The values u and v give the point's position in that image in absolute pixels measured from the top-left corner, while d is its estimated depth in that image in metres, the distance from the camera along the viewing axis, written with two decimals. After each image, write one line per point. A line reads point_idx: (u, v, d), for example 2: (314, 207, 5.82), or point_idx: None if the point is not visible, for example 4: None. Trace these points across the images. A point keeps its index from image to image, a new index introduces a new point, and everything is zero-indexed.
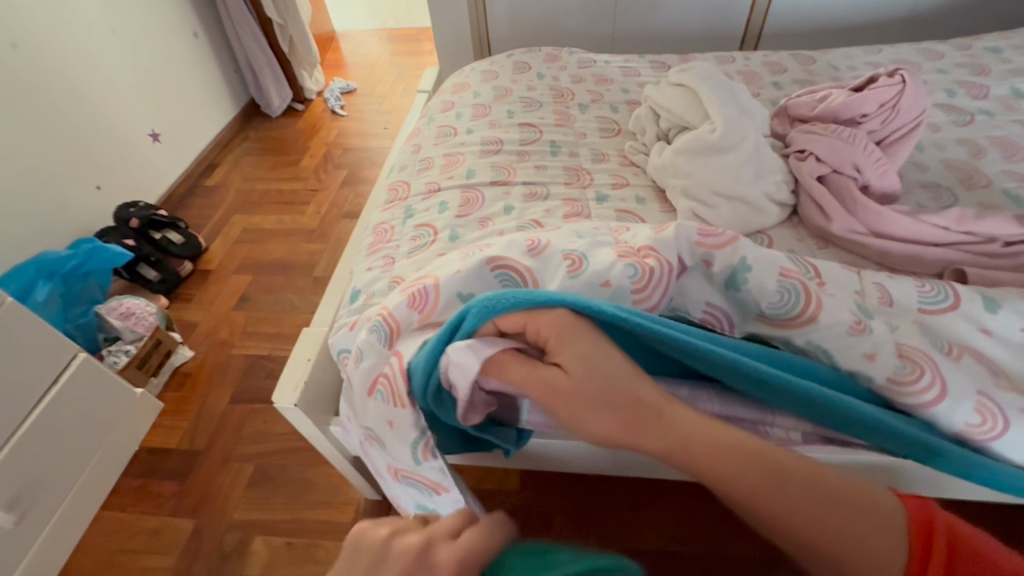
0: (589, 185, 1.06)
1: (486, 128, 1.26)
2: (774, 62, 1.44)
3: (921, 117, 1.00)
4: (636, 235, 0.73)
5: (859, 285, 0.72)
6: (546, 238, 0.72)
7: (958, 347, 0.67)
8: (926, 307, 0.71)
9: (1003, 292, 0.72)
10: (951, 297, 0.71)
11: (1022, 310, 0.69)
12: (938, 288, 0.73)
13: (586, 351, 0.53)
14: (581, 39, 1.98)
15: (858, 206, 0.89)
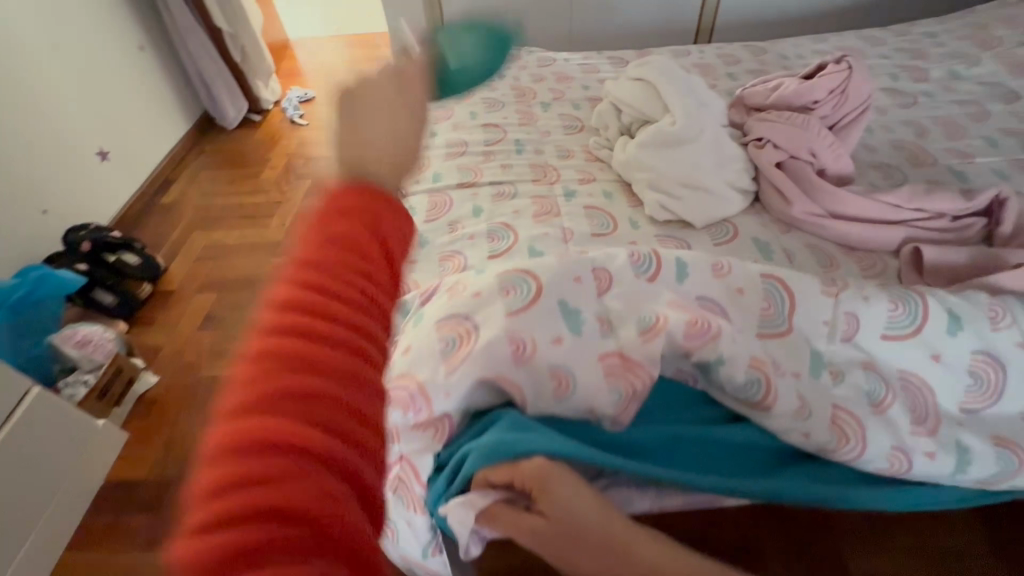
0: (556, 181, 1.07)
1: (449, 131, 1.25)
2: (726, 54, 1.48)
3: (868, 102, 1.04)
4: (624, 321, 0.65)
5: (829, 317, 0.68)
6: (529, 335, 0.60)
7: (899, 375, 0.68)
8: (891, 331, 0.69)
9: (962, 306, 0.71)
10: (922, 316, 0.69)
11: (980, 330, 0.70)
12: (909, 306, 0.70)
13: (570, 499, 0.41)
14: (540, 40, 1.99)
15: (817, 189, 0.91)
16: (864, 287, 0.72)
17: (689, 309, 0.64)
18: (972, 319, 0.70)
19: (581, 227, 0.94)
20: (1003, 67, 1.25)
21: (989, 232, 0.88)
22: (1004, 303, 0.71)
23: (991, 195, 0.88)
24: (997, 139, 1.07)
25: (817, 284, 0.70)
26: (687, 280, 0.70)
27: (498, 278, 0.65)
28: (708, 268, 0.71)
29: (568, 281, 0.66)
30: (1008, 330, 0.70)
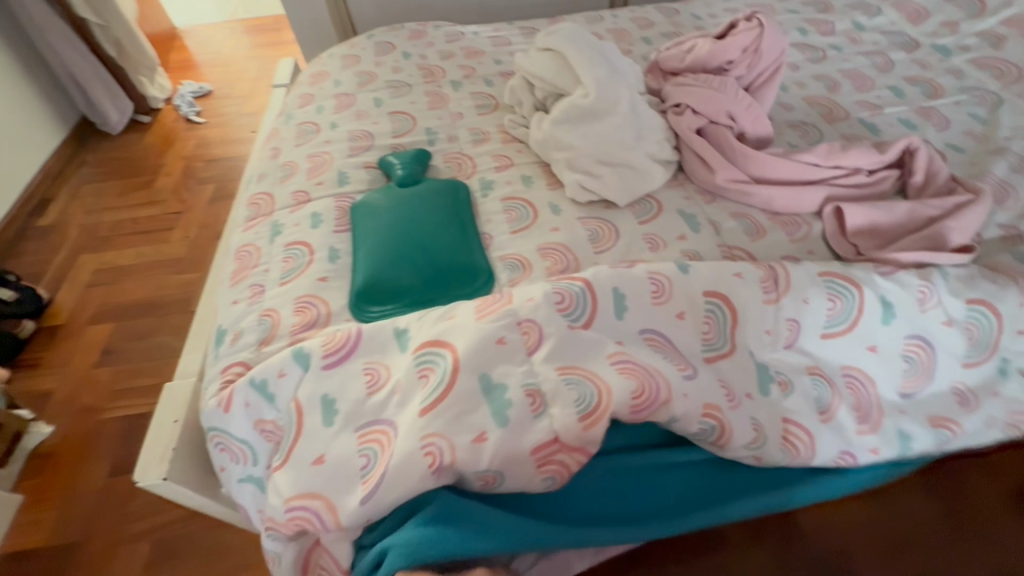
0: (473, 174, 1.00)
1: (352, 120, 1.14)
2: (640, 17, 1.43)
3: (781, 59, 1.01)
4: (557, 393, 0.57)
5: (770, 326, 0.68)
6: (445, 438, 0.54)
7: (843, 372, 0.69)
8: (830, 330, 0.69)
9: (899, 292, 0.70)
10: (857, 311, 0.69)
11: (912, 316, 0.70)
12: (845, 299, 0.69)
13: None
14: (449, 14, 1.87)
15: (737, 155, 0.88)
16: (806, 274, 0.70)
17: (632, 369, 0.58)
18: (905, 304, 0.70)
19: (500, 230, 0.88)
20: (902, 16, 1.27)
21: (902, 183, 0.88)
22: (933, 280, 0.71)
23: (904, 145, 0.87)
24: (901, 88, 1.08)
25: (758, 294, 0.68)
26: (628, 312, 0.65)
27: (413, 362, 0.61)
28: (648, 292, 0.67)
29: (488, 345, 0.59)
30: (936, 311, 0.70)
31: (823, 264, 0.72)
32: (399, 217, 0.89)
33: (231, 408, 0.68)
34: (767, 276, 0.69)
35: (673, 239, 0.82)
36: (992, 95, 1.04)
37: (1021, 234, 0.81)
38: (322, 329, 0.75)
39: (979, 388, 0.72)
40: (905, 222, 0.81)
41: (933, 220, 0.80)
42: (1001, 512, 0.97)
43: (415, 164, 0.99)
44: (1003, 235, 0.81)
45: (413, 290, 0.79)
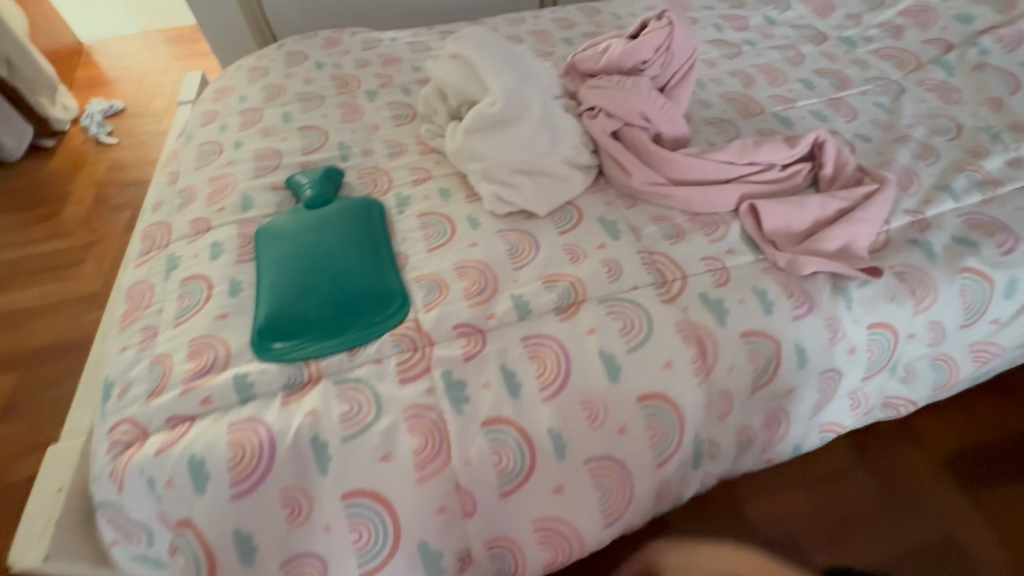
0: (388, 190, 0.95)
1: (258, 138, 1.06)
2: (561, 18, 1.41)
3: (694, 57, 1.02)
4: (479, 550, 0.69)
5: (706, 397, 0.71)
6: None
7: (767, 414, 0.77)
8: (756, 384, 0.74)
9: (812, 335, 0.74)
10: (776, 364, 0.73)
11: (824, 358, 0.75)
12: (765, 362, 0.73)
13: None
14: None
15: (653, 157, 0.87)
16: (734, 336, 0.72)
17: (551, 539, 0.70)
18: (816, 344, 0.74)
19: (416, 249, 0.84)
20: (809, 10, 1.30)
21: (814, 175, 0.89)
22: (837, 314, 0.74)
23: (812, 138, 0.88)
24: (812, 81, 1.11)
25: (689, 378, 0.71)
26: (568, 448, 0.68)
27: (346, 512, 0.64)
28: (582, 419, 0.69)
29: (431, 518, 0.66)
30: (843, 343, 0.75)
31: (750, 321, 0.73)
32: (305, 242, 0.83)
33: (126, 487, 0.64)
34: (697, 355, 0.71)
35: (593, 249, 0.80)
36: (895, 84, 1.07)
37: (928, 220, 0.83)
38: (221, 374, 0.69)
39: (871, 390, 0.82)
40: (818, 216, 0.82)
41: (842, 214, 0.82)
42: (928, 476, 1.02)
43: (325, 184, 0.93)
44: (912, 221, 0.83)
45: (314, 321, 0.73)
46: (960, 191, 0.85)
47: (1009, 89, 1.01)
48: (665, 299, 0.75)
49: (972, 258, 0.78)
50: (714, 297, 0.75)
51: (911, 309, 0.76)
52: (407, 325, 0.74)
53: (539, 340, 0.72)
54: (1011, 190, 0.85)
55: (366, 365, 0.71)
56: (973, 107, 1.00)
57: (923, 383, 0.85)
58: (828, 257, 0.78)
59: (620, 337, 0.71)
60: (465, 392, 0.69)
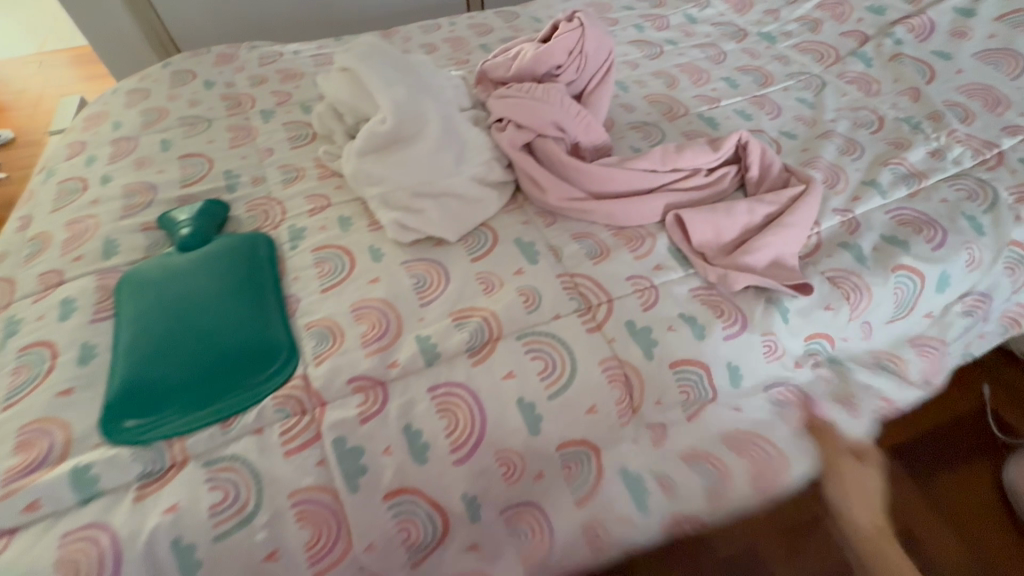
0: (281, 221, 0.83)
1: (130, 171, 0.93)
2: (478, 23, 1.33)
3: (610, 59, 0.96)
4: None
5: (631, 430, 0.66)
6: None
7: (724, 441, 0.69)
8: (693, 411, 0.67)
9: (746, 353, 0.68)
10: (711, 389, 0.67)
11: (759, 376, 0.69)
12: (699, 387, 0.66)
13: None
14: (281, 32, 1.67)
15: (570, 169, 0.79)
16: (660, 363, 0.66)
17: None
18: (751, 363, 0.68)
19: (308, 287, 0.73)
20: (728, 6, 1.27)
21: (741, 177, 0.84)
22: (772, 329, 0.69)
23: (734, 140, 0.83)
24: (734, 78, 1.07)
25: (614, 418, 0.65)
26: (481, 506, 0.61)
27: None
28: (498, 476, 0.61)
29: None
30: (779, 360, 0.70)
31: (675, 351, 0.66)
32: (171, 290, 0.71)
33: None
34: (621, 395, 0.65)
35: (510, 276, 0.72)
36: (816, 78, 1.05)
37: (858, 218, 0.79)
38: (59, 467, 0.57)
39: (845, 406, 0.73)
40: (747, 222, 0.76)
41: (771, 219, 0.77)
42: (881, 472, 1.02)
43: (204, 219, 0.81)
44: (841, 222, 0.78)
45: (177, 389, 0.62)
46: (887, 186, 0.82)
47: (925, 78, 1.00)
48: (590, 329, 0.67)
49: (903, 256, 0.74)
50: (640, 324, 0.68)
51: (845, 316, 0.71)
52: (295, 382, 0.64)
53: (448, 391, 0.63)
54: (935, 181, 0.83)
55: (242, 439, 0.59)
56: (893, 98, 0.98)
57: (889, 387, 0.77)
58: (760, 269, 0.72)
59: (540, 382, 0.63)
60: (360, 462, 0.59)
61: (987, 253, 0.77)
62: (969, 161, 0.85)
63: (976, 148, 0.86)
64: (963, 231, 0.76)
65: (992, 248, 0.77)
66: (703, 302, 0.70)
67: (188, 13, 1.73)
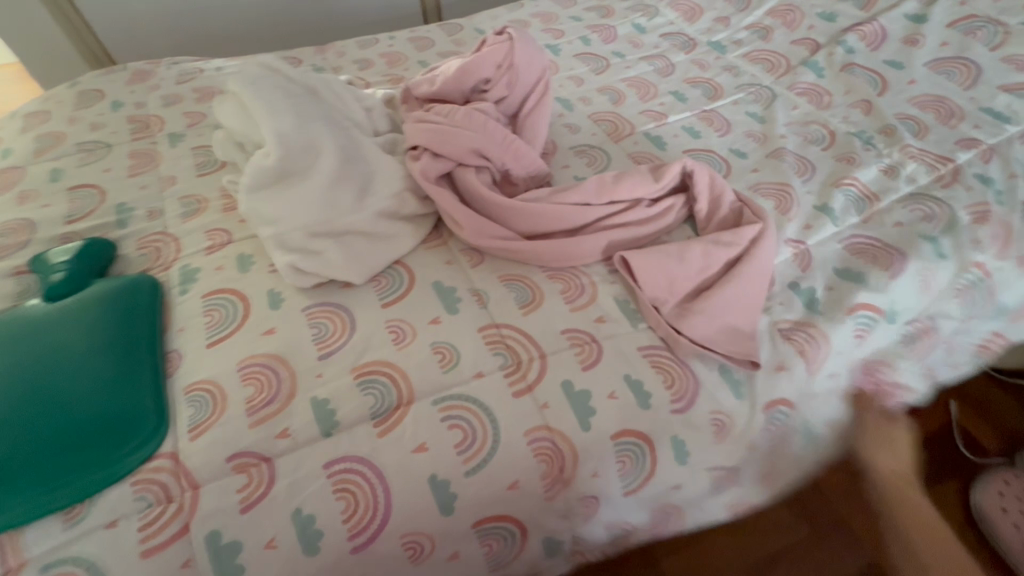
0: (174, 261, 0.75)
1: (11, 206, 0.83)
2: (418, 36, 1.25)
3: (545, 77, 0.89)
4: None
5: (564, 510, 0.60)
6: None
7: (660, 507, 0.65)
8: (631, 488, 0.62)
9: (693, 426, 0.63)
10: (651, 467, 0.61)
11: (706, 452, 0.63)
12: (638, 460, 0.61)
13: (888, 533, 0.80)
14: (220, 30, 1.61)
15: (491, 203, 0.72)
16: (595, 441, 0.60)
17: None
18: (701, 443, 0.63)
19: (194, 343, 0.64)
20: (678, 14, 1.20)
21: (689, 210, 0.77)
22: (721, 404, 0.63)
23: (678, 168, 0.76)
24: (684, 92, 1.01)
25: (538, 493, 0.58)
26: None
27: None
28: (404, 558, 0.55)
29: None
30: (732, 435, 0.64)
31: (618, 422, 0.60)
32: (32, 346, 0.62)
33: None
34: (549, 469, 0.58)
35: (423, 326, 0.65)
36: (767, 91, 0.99)
37: (811, 252, 0.73)
38: None
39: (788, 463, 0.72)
40: (701, 270, 0.69)
41: (731, 264, 0.70)
42: None
43: (85, 259, 0.72)
44: (794, 256, 0.73)
45: (20, 467, 0.53)
46: (839, 212, 0.77)
47: (878, 90, 0.94)
48: (518, 392, 0.61)
49: (858, 294, 0.68)
50: (579, 388, 0.62)
51: (803, 372, 0.65)
52: (161, 460, 0.55)
53: (346, 467, 0.55)
54: (888, 204, 0.77)
55: (92, 534, 0.51)
56: (844, 111, 0.92)
57: (826, 444, 0.74)
58: (711, 319, 0.65)
59: (455, 455, 0.57)
60: (237, 559, 0.51)
61: (944, 278, 0.72)
62: (924, 178, 0.80)
63: (930, 163, 0.81)
64: (921, 254, 0.71)
65: (944, 272, 0.72)
66: (650, 362, 0.65)
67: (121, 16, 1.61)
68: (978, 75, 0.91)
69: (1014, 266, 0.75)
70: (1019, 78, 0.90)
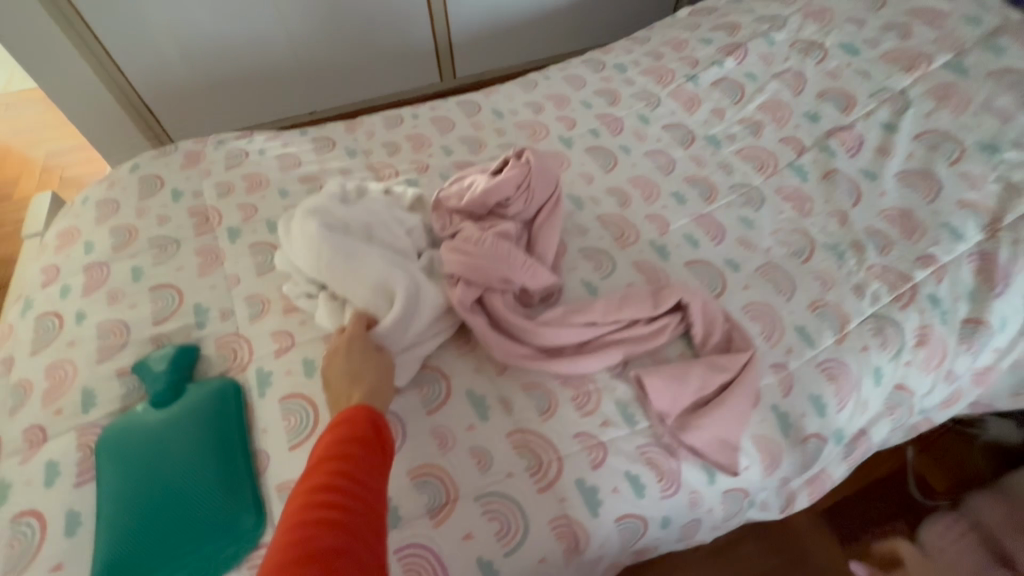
0: (250, 362, 0.90)
1: (104, 306, 0.98)
2: (440, 116, 1.39)
3: (557, 191, 1.04)
4: None
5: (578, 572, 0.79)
6: None
7: (634, 557, 0.86)
8: (627, 545, 0.81)
9: (674, 504, 0.83)
10: (642, 532, 0.81)
11: (680, 518, 0.84)
12: (635, 533, 0.81)
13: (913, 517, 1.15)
14: (275, 81, 2.18)
15: (514, 324, 0.87)
16: (604, 515, 0.78)
17: None
18: (679, 514, 0.83)
19: (277, 445, 0.80)
20: (679, 104, 1.34)
21: (685, 328, 0.93)
22: (697, 487, 0.84)
23: (676, 299, 0.91)
24: (683, 193, 1.17)
25: (561, 562, 0.76)
26: None
27: None
28: None
29: None
30: (703, 507, 0.85)
31: (620, 509, 0.79)
32: (153, 450, 0.79)
33: None
34: (568, 546, 0.76)
35: (462, 431, 0.81)
36: (756, 192, 1.15)
37: (791, 375, 0.92)
38: None
39: (736, 524, 0.95)
40: (684, 384, 0.85)
41: (712, 376, 0.86)
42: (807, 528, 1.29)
43: (176, 366, 0.87)
44: (778, 380, 0.92)
45: (160, 561, 0.70)
46: (817, 335, 0.95)
47: (853, 199, 1.09)
48: (541, 487, 0.78)
49: (817, 420, 0.90)
50: (589, 484, 0.79)
51: (760, 473, 0.88)
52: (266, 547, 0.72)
53: (411, 552, 0.72)
54: (857, 325, 0.96)
55: None
56: (823, 219, 1.08)
57: (767, 499, 0.96)
58: (703, 437, 0.83)
59: (496, 541, 0.74)
60: None
61: (878, 399, 0.94)
62: (885, 297, 0.97)
63: (891, 282, 0.98)
64: (866, 384, 0.93)
65: (880, 396, 0.94)
66: (646, 458, 0.83)
67: (170, 65, 2.01)
68: (938, 190, 1.04)
69: (941, 385, 0.97)
70: (971, 195, 1.02)
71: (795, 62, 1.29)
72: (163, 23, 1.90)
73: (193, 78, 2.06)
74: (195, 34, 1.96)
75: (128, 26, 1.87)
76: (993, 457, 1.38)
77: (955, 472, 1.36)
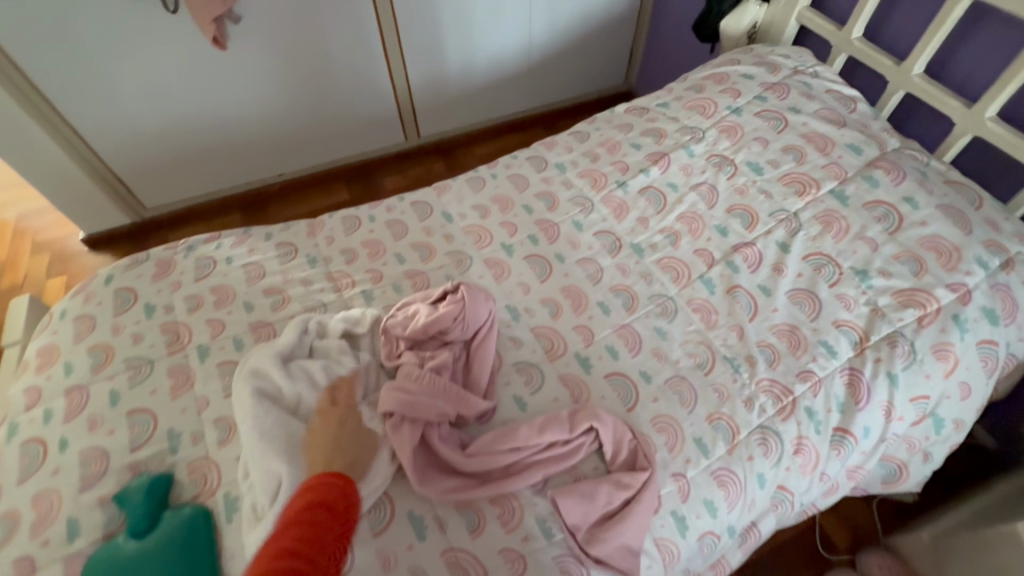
0: (219, 487, 1.03)
1: (84, 433, 1.09)
2: (395, 219, 1.52)
3: (491, 318, 1.19)
4: None
5: None
6: None
7: None
8: None
9: None
10: None
11: None
12: None
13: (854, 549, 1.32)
14: (244, 153, 2.29)
15: (447, 452, 1.02)
16: None
17: None
18: None
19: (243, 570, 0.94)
20: (609, 210, 1.50)
21: (599, 445, 1.09)
22: None
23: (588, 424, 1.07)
24: (608, 303, 1.33)
25: None
26: None
27: None
28: None
29: None
30: None
31: None
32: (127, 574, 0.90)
33: None
34: None
35: (402, 551, 0.95)
36: (670, 302, 1.31)
37: (688, 483, 1.07)
38: None
39: None
40: (592, 501, 1.01)
41: (615, 492, 1.02)
42: None
43: (150, 496, 0.99)
44: (677, 488, 1.06)
45: None
46: (712, 446, 1.10)
47: (750, 314, 1.25)
48: None
49: (710, 521, 1.06)
50: None
51: (662, 570, 1.03)
52: None
53: None
54: (746, 435, 1.12)
55: None
56: (725, 332, 1.25)
57: None
58: (608, 548, 0.98)
59: None
60: None
61: (763, 498, 1.10)
62: (770, 409, 1.14)
63: (776, 396, 1.15)
64: (752, 487, 1.09)
65: (765, 497, 1.10)
66: (561, 567, 0.97)
67: (144, 142, 2.10)
68: (819, 309, 1.22)
69: (818, 482, 1.14)
70: (846, 315, 1.20)
71: (710, 176, 1.46)
72: (138, 108, 2.00)
73: (168, 153, 2.16)
74: (169, 114, 2.06)
75: (104, 111, 1.96)
76: (887, 513, 1.57)
77: (854, 529, 1.55)
